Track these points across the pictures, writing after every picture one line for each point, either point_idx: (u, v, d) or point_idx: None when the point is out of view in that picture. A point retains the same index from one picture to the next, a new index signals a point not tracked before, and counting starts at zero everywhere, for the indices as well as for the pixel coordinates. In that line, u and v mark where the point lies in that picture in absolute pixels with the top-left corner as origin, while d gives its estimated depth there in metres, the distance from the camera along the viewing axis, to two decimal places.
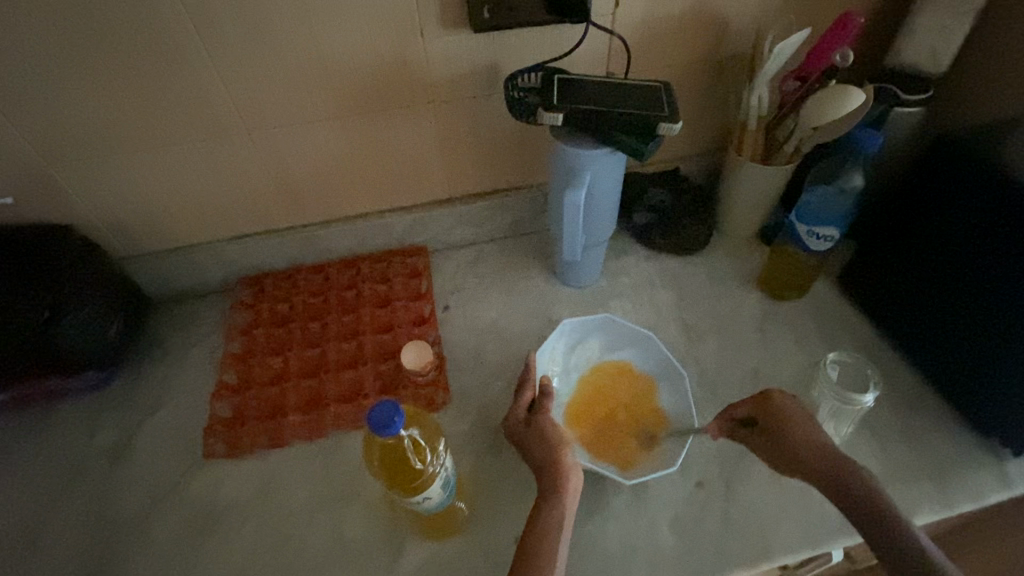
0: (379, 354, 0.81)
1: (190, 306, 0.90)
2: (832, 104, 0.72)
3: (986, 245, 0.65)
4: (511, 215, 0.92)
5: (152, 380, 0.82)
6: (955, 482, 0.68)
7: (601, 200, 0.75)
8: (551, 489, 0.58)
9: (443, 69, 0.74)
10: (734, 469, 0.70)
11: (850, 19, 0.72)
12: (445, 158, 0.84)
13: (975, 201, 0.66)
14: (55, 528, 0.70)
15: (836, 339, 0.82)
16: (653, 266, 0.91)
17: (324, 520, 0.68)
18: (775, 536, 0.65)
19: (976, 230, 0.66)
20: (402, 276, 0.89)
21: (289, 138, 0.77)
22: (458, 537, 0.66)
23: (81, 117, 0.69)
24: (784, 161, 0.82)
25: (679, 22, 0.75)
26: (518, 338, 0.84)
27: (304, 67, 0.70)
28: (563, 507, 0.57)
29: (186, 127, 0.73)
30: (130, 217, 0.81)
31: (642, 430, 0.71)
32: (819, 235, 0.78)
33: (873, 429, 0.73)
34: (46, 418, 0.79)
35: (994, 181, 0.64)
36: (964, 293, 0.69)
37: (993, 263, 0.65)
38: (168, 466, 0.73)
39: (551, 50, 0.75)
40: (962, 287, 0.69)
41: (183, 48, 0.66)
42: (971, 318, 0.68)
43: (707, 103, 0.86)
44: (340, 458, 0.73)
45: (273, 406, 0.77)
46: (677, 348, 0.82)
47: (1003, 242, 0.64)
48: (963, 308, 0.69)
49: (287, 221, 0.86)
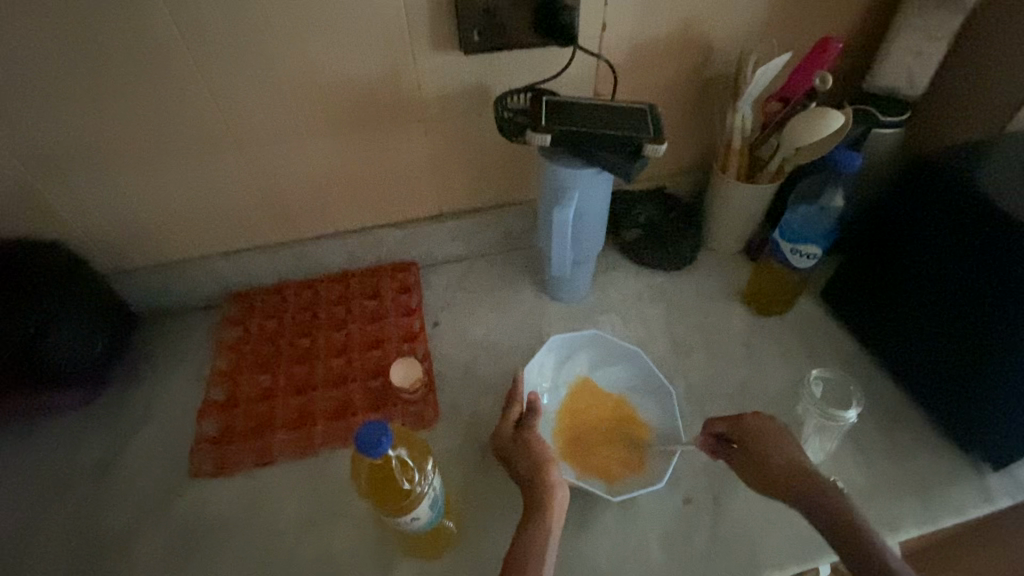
0: (368, 370, 0.81)
1: (178, 321, 0.89)
2: (813, 128, 0.74)
3: (963, 265, 0.67)
4: (500, 230, 0.93)
5: (138, 396, 0.81)
6: (937, 496, 0.69)
7: (589, 217, 0.76)
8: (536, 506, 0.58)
9: (434, 88, 0.75)
10: (721, 485, 0.70)
11: (828, 44, 0.74)
12: (436, 175, 0.85)
13: (950, 222, 0.68)
14: (36, 549, 0.68)
15: (821, 354, 0.83)
16: (640, 281, 0.92)
17: (311, 538, 0.68)
18: (762, 551, 0.65)
19: (953, 251, 0.68)
20: (392, 291, 0.90)
21: (280, 155, 0.78)
22: (446, 555, 0.65)
23: (72, 133, 0.70)
24: (767, 180, 0.83)
25: (665, 44, 0.77)
26: (507, 354, 0.84)
27: (296, 85, 0.71)
28: (550, 524, 0.57)
29: (178, 143, 0.73)
30: (119, 232, 0.80)
31: (628, 445, 0.72)
32: (801, 252, 0.79)
33: (858, 443, 0.74)
34: (28, 435, 0.78)
35: (969, 204, 0.66)
36: (942, 310, 0.71)
37: (969, 282, 0.67)
38: (153, 484, 0.72)
39: (540, 71, 0.76)
40: (941, 304, 0.71)
41: (176, 66, 0.67)
42: (949, 334, 0.70)
43: (692, 123, 0.88)
44: (328, 476, 0.72)
45: (261, 424, 0.76)
46: (665, 363, 0.83)
47: (978, 262, 0.66)
48: (942, 325, 0.71)
49: (277, 236, 0.87)
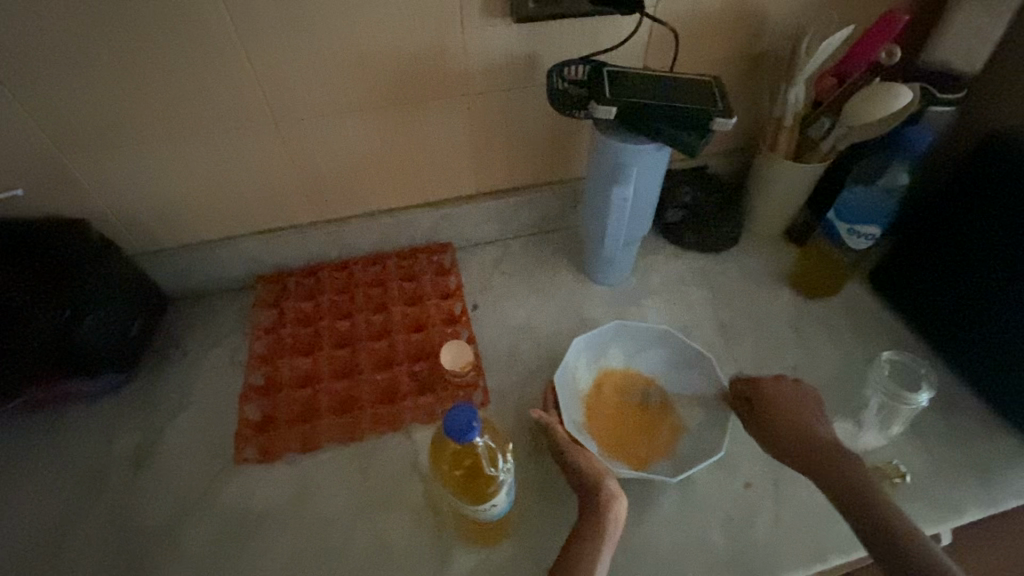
0: (412, 354, 0.79)
1: (206, 305, 0.86)
2: (878, 104, 0.71)
3: (1014, 249, 0.66)
4: (538, 210, 0.90)
5: (172, 383, 0.78)
6: (998, 480, 0.68)
7: (646, 193, 0.74)
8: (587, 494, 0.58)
9: (481, 60, 0.71)
10: (781, 469, 0.69)
11: (894, 17, 0.72)
12: (475, 153, 0.82)
13: (1003, 206, 0.67)
14: (78, 541, 0.66)
15: (871, 337, 0.82)
16: (683, 264, 0.90)
17: (363, 526, 0.66)
18: (827, 536, 0.64)
19: (1004, 235, 0.67)
20: (430, 273, 0.87)
21: (319, 131, 0.74)
22: (505, 543, 0.64)
23: (104, 107, 0.66)
24: (818, 159, 0.80)
25: (721, 15, 0.74)
26: (551, 337, 0.82)
27: (338, 56, 0.67)
28: (608, 509, 0.56)
29: (214, 118, 0.70)
30: (148, 212, 0.77)
31: (674, 427, 0.70)
32: (860, 233, 0.82)
33: (916, 427, 0.73)
34: (58, 423, 0.75)
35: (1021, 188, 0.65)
36: (989, 295, 0.70)
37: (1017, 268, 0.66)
38: (195, 472, 0.70)
39: (591, 42, 0.73)
40: (989, 290, 0.70)
41: (218, 39, 0.63)
42: (998, 321, 0.70)
43: (741, 99, 0.85)
44: (377, 462, 0.70)
45: (305, 409, 0.74)
46: (713, 347, 0.81)
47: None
48: (991, 312, 0.70)
49: (311, 217, 0.83)
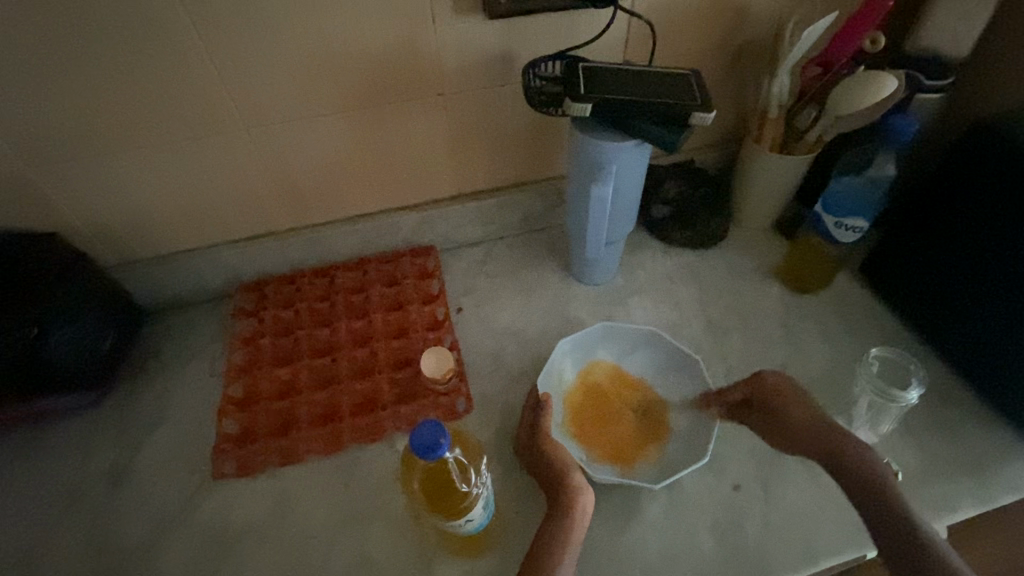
0: (394, 362, 0.77)
1: (185, 315, 0.85)
2: (864, 91, 0.69)
3: (1000, 235, 0.65)
4: (522, 211, 0.89)
5: (150, 397, 0.77)
6: (992, 475, 0.67)
7: (626, 191, 0.72)
8: (560, 503, 0.58)
9: (455, 58, 0.69)
10: (770, 469, 0.68)
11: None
12: (454, 153, 0.80)
13: (989, 191, 0.65)
14: (54, 562, 0.65)
15: (862, 332, 0.80)
16: (670, 261, 0.88)
17: (344, 539, 0.65)
18: (818, 538, 0.62)
19: (988, 220, 0.66)
20: (412, 278, 0.85)
21: (290, 136, 0.72)
22: (488, 553, 0.63)
23: (64, 117, 0.64)
24: (803, 151, 0.78)
25: (700, 6, 0.72)
26: (536, 340, 0.80)
27: (307, 58, 0.65)
28: (574, 521, 0.56)
29: (181, 126, 0.68)
30: (120, 223, 0.75)
31: (660, 432, 0.68)
32: (847, 226, 0.79)
33: (907, 423, 0.71)
34: (34, 441, 0.73)
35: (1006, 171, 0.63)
36: (977, 283, 0.68)
37: (1004, 253, 0.65)
38: (173, 487, 0.69)
39: (567, 36, 0.71)
40: (975, 279, 0.68)
41: (181, 45, 0.61)
42: (986, 310, 0.68)
43: (724, 92, 0.83)
44: (359, 474, 0.69)
45: (285, 420, 0.73)
46: (701, 346, 0.79)
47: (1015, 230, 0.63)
48: (977, 302, 0.69)
49: (288, 222, 0.82)
